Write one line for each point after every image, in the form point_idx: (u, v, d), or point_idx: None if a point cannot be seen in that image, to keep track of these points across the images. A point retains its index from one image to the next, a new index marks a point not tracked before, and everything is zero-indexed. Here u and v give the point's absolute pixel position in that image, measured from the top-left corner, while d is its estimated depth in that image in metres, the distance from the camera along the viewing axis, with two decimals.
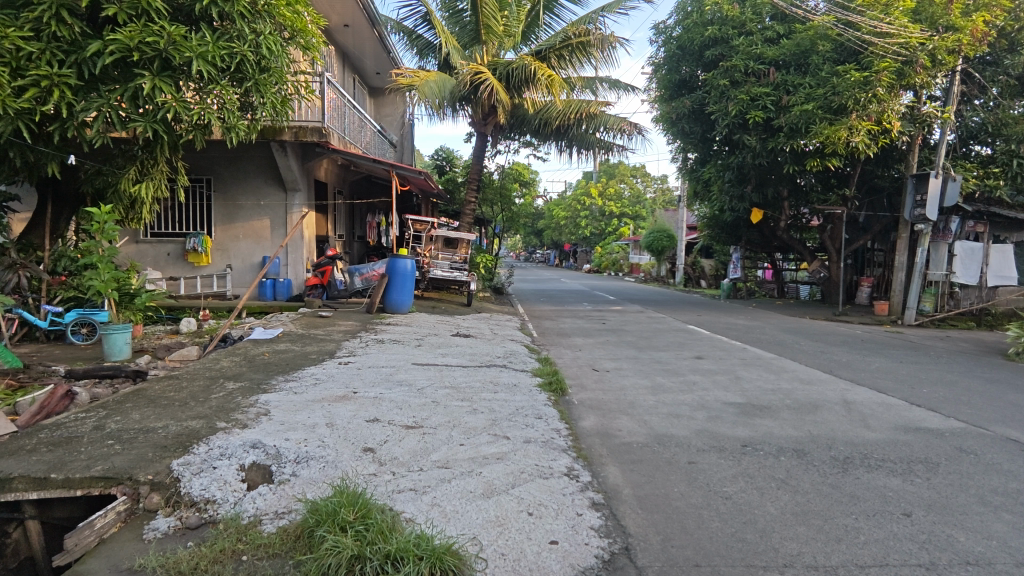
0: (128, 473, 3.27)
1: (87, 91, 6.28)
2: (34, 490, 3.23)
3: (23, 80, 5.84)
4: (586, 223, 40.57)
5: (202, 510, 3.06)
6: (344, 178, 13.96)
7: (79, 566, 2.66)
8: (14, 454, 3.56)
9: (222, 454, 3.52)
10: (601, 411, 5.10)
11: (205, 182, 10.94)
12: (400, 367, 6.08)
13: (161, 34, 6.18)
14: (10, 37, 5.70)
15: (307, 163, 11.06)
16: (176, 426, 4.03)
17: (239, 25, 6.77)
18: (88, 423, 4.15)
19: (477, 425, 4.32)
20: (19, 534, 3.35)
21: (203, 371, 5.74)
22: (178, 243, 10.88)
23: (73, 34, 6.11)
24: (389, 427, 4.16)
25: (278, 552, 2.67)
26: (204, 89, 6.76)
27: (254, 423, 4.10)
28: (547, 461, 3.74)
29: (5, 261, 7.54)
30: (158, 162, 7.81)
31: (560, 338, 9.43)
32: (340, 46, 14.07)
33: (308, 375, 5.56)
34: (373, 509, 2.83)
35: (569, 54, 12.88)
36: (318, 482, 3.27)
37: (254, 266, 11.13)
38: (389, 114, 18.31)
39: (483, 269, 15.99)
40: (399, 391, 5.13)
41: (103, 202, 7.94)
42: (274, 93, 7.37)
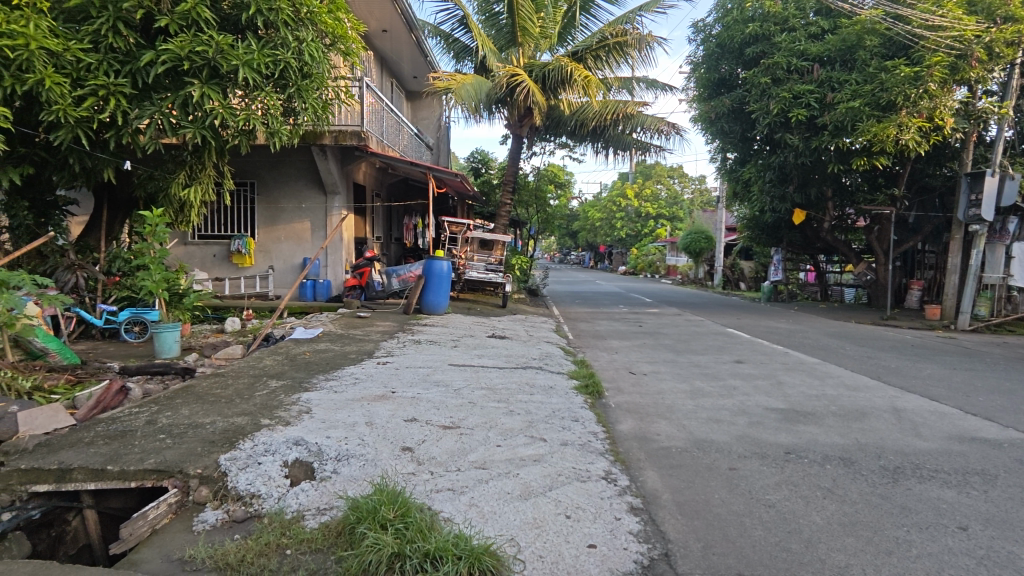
0: (179, 467, 3.39)
1: (141, 100, 6.57)
2: (92, 481, 3.39)
3: (82, 90, 6.14)
4: (621, 225, 40.14)
5: (248, 504, 3.15)
6: (382, 181, 14.19)
7: (134, 555, 2.78)
8: (73, 446, 3.74)
9: (266, 450, 3.62)
10: (638, 414, 5.04)
11: (249, 185, 11.26)
12: (437, 367, 6.15)
13: (210, 43, 6.42)
14: (71, 49, 6.01)
15: (346, 167, 11.30)
16: (223, 422, 4.17)
17: (284, 32, 6.95)
18: (141, 417, 4.33)
19: (514, 426, 4.34)
20: (78, 522, 3.53)
21: (248, 369, 5.92)
22: (223, 245, 11.26)
23: (128, 45, 6.39)
24: (426, 427, 4.20)
25: (320, 548, 2.73)
26: (249, 95, 6.97)
27: (296, 421, 4.20)
28: (584, 464, 3.73)
29: (63, 262, 7.91)
30: (205, 167, 8.12)
31: (595, 340, 9.36)
32: (378, 51, 14.31)
33: (347, 375, 5.67)
34: (412, 507, 2.86)
35: (605, 55, 12.84)
36: (358, 480, 3.33)
37: (295, 267, 11.40)
38: (425, 118, 18.52)
39: (518, 271, 16.05)
40: (436, 392, 5.18)
41: (155, 206, 8.28)
42: (315, 98, 7.56)
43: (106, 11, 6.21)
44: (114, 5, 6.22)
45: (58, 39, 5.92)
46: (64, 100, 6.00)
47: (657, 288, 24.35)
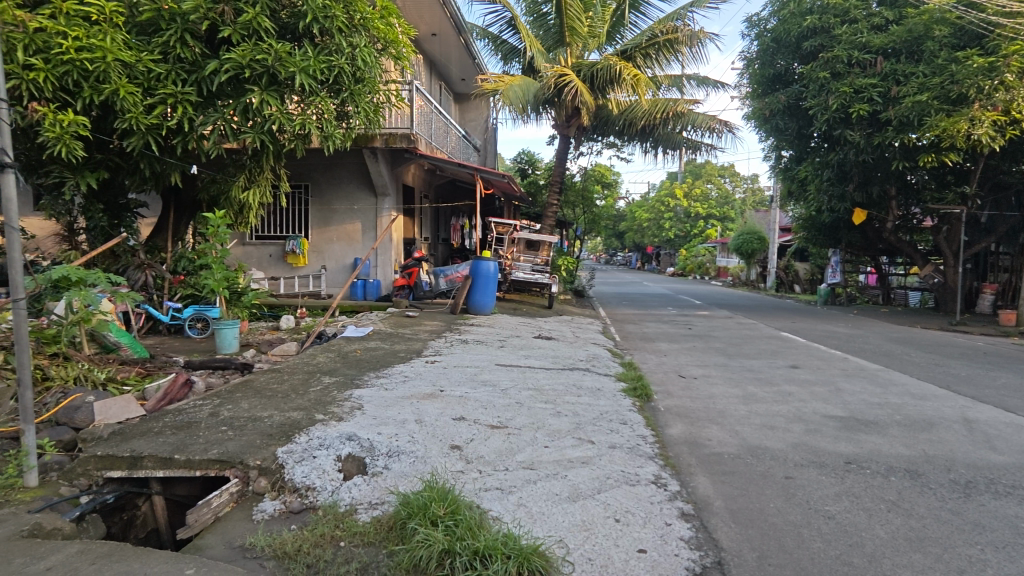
0: (240, 457, 3.54)
1: (205, 107, 6.89)
2: (161, 469, 3.58)
3: (152, 99, 6.49)
4: (670, 225, 39.38)
5: (304, 496, 3.26)
6: (430, 182, 14.41)
7: (199, 540, 2.91)
8: (144, 435, 3.96)
9: (321, 444, 3.72)
10: (689, 419, 4.93)
11: (303, 187, 11.62)
12: (484, 367, 6.20)
13: (269, 51, 6.68)
14: (143, 61, 6.36)
15: (396, 169, 11.56)
16: (279, 416, 4.32)
17: (338, 39, 7.16)
18: (205, 409, 4.55)
19: (561, 428, 4.32)
20: (147, 507, 3.74)
21: (302, 365, 6.12)
22: (279, 245, 11.68)
23: (195, 55, 6.71)
24: (474, 426, 4.23)
25: (372, 541, 2.79)
26: (306, 100, 7.22)
27: (349, 417, 4.31)
28: (633, 467, 3.68)
29: (134, 261, 8.37)
30: (263, 170, 8.45)
31: (643, 342, 9.22)
32: (428, 55, 14.54)
33: (396, 373, 5.78)
34: (462, 505, 2.89)
35: (655, 53, 12.65)
36: (409, 476, 3.39)
37: (346, 267, 11.71)
38: (473, 119, 18.66)
39: (564, 272, 15.99)
40: (483, 391, 5.22)
41: (217, 208, 8.68)
42: (367, 102, 7.76)
43: (175, 23, 6.53)
44: (182, 17, 6.54)
45: (131, 51, 6.27)
46: (136, 108, 6.35)
47: (689, 288, 24.68)
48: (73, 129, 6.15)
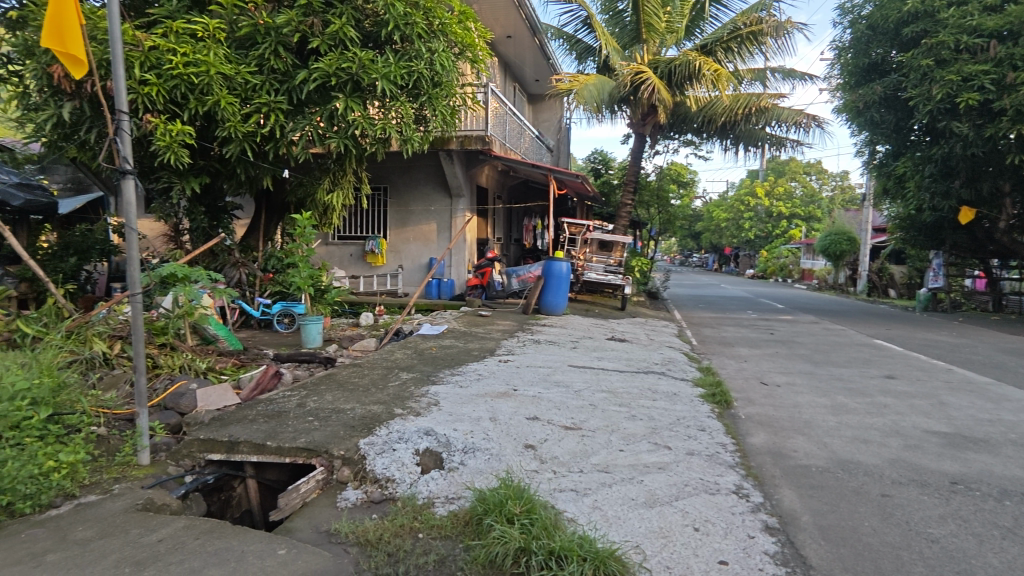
0: (325, 447, 3.72)
1: (295, 115, 7.30)
2: (254, 454, 3.83)
3: (249, 108, 6.93)
4: (750, 225, 37.74)
5: (384, 487, 3.38)
6: (504, 183, 14.56)
7: (289, 523, 3.09)
8: (240, 422, 4.25)
9: (400, 437, 3.83)
10: (772, 428, 4.70)
11: (382, 190, 12.05)
12: (557, 368, 6.19)
13: (354, 59, 6.98)
14: (241, 73, 6.81)
15: (470, 170, 11.77)
16: (361, 409, 4.51)
17: (418, 44, 7.38)
18: (293, 400, 4.82)
19: (637, 432, 4.24)
20: (242, 489, 4.01)
21: (381, 361, 6.35)
22: (359, 245, 12.17)
23: (286, 66, 7.12)
24: (548, 426, 4.24)
25: (449, 535, 2.85)
26: (387, 105, 7.51)
27: (425, 412, 4.43)
28: (712, 476, 3.55)
29: (230, 259, 8.98)
30: (346, 173, 8.86)
31: (721, 347, 8.89)
32: (503, 57, 14.70)
33: (471, 371, 5.88)
34: (537, 504, 2.90)
35: (737, 46, 12.18)
36: (485, 473, 3.44)
37: (422, 267, 12.04)
38: (546, 120, 18.68)
39: (638, 273, 15.71)
40: (557, 392, 5.21)
41: (304, 209, 9.15)
42: (444, 106, 7.98)
43: (270, 37, 6.96)
44: (276, 31, 6.95)
45: (231, 64, 6.74)
46: (235, 117, 6.80)
47: (762, 288, 25.66)
48: (180, 138, 6.68)
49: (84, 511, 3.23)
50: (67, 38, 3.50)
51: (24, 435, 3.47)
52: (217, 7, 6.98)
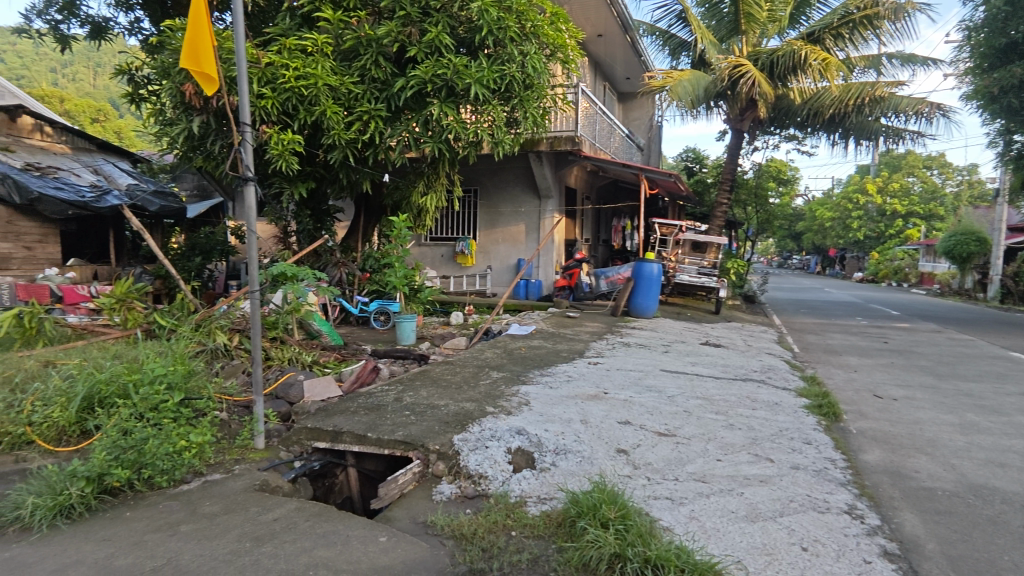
0: (421, 441, 3.85)
1: (393, 122, 7.63)
2: (356, 444, 4.04)
3: (351, 116, 7.32)
4: (859, 224, 34.96)
5: (477, 483, 3.46)
6: (592, 184, 14.43)
7: (388, 512, 3.23)
8: (343, 413, 4.50)
9: (492, 435, 3.90)
10: (889, 446, 4.32)
11: (473, 192, 12.33)
12: (649, 372, 6.05)
13: (449, 65, 7.19)
14: (345, 83, 7.20)
15: (559, 171, 11.76)
16: (454, 406, 4.63)
17: (511, 48, 7.49)
18: (390, 394, 5.04)
19: (736, 442, 4.05)
20: (343, 476, 4.26)
21: (472, 359, 6.50)
22: (450, 246, 12.52)
23: (386, 75, 7.45)
24: (641, 431, 4.16)
25: (542, 535, 2.87)
26: (479, 109, 7.70)
27: (517, 411, 4.48)
28: (821, 493, 3.31)
29: (332, 260, 9.55)
30: (439, 176, 9.16)
31: (828, 355, 8.29)
32: (593, 56, 14.60)
33: (561, 372, 5.88)
34: (632, 510, 2.84)
35: (849, 32, 11.34)
36: (577, 475, 3.43)
37: (510, 267, 12.18)
38: (637, 118, 18.32)
39: (733, 275, 15.02)
40: (649, 396, 5.09)
41: (400, 211, 9.55)
42: (535, 107, 8.06)
43: (371, 48, 7.29)
44: (377, 42, 7.27)
45: (336, 76, 7.16)
46: (339, 126, 7.21)
47: (869, 290, 26.19)
48: (291, 146, 7.16)
49: (211, 488, 3.55)
50: (201, 57, 3.87)
51: (162, 416, 3.88)
52: (325, 23, 7.43)
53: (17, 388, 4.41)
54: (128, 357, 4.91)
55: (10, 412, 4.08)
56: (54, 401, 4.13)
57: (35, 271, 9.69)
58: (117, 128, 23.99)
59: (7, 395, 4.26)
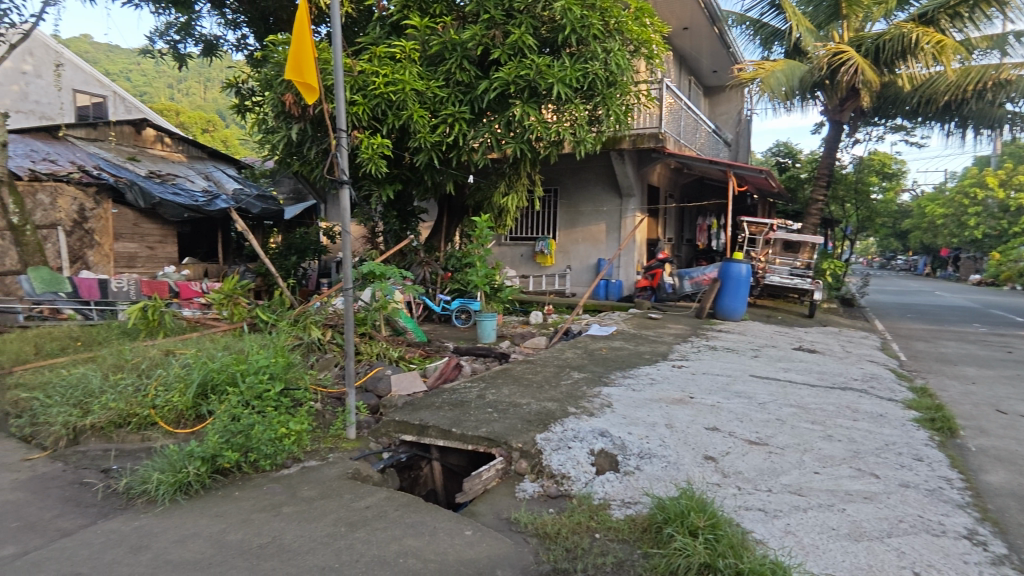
0: (504, 438, 3.89)
1: (476, 123, 7.78)
2: (441, 438, 4.15)
3: (436, 119, 7.52)
4: (977, 222, 31.74)
5: (560, 483, 3.46)
6: (676, 182, 14.05)
7: (472, 507, 3.30)
8: (428, 408, 4.64)
9: (575, 435, 3.88)
10: (1015, 467, 3.89)
11: (554, 191, 12.33)
12: (737, 377, 5.79)
13: (532, 66, 7.24)
14: (431, 88, 7.40)
15: (642, 169, 11.51)
16: (536, 405, 4.64)
17: (593, 45, 7.45)
18: (474, 391, 5.14)
19: (836, 455, 3.79)
20: (427, 469, 4.39)
21: (553, 359, 6.50)
22: (530, 246, 12.58)
23: (469, 78, 7.59)
24: (730, 439, 3.99)
25: (626, 539, 2.82)
26: (561, 108, 7.71)
27: (600, 413, 4.43)
28: (936, 515, 3.04)
29: (417, 259, 9.88)
30: (520, 176, 9.24)
31: (940, 365, 7.59)
32: (678, 50, 14.20)
33: (644, 374, 5.75)
34: (723, 520, 2.74)
35: (969, 10, 10.31)
36: (663, 481, 3.35)
37: (590, 267, 12.07)
38: (724, 112, 17.60)
39: (830, 276, 14.11)
40: (738, 402, 4.88)
41: (482, 212, 9.71)
42: (618, 105, 7.96)
43: (456, 52, 7.46)
44: (462, 47, 7.43)
45: (423, 81, 7.36)
46: (425, 129, 7.42)
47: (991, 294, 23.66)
48: (380, 150, 7.46)
49: (309, 473, 3.77)
50: (304, 69, 4.11)
51: (265, 404, 4.18)
52: (412, 30, 7.68)
53: (143, 373, 4.90)
54: (236, 348, 5.32)
55: (137, 395, 4.50)
56: (174, 386, 4.54)
57: (156, 269, 10.76)
58: (224, 138, 26.04)
59: (134, 379, 4.74)
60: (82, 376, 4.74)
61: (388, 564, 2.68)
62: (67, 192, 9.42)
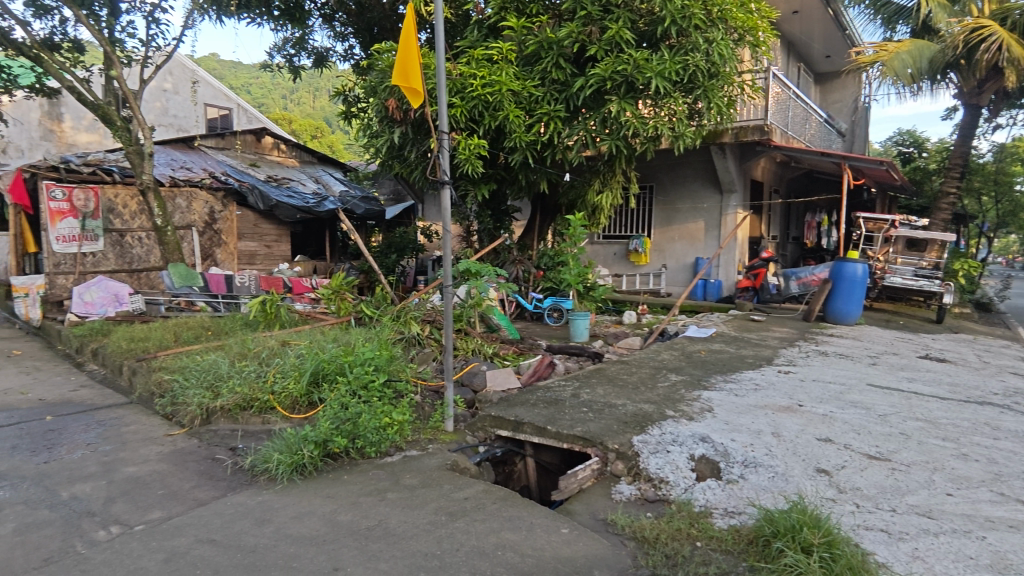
0: (599, 438, 3.85)
1: (571, 121, 7.74)
2: (536, 435, 4.17)
3: (532, 119, 7.57)
4: None
5: (658, 487, 3.38)
6: (782, 176, 13.25)
7: (568, 506, 3.30)
8: (523, 404, 4.69)
9: (674, 439, 3.77)
10: None
11: (649, 188, 12.04)
12: (853, 386, 5.35)
13: (629, 60, 7.10)
14: (527, 88, 7.46)
15: (745, 164, 10.95)
16: (632, 406, 4.56)
17: (695, 36, 7.19)
18: (568, 389, 5.13)
19: (973, 476, 3.41)
20: (521, 465, 4.44)
21: (648, 360, 6.35)
22: (624, 244, 12.36)
23: (565, 76, 7.57)
24: (846, 452, 3.70)
25: (731, 550, 2.70)
26: (660, 103, 7.50)
27: (700, 417, 4.27)
28: None
29: (510, 257, 10.03)
30: (615, 174, 9.12)
31: None
32: (786, 36, 13.40)
33: (746, 379, 5.46)
34: (840, 538, 2.55)
35: None
36: (771, 492, 3.17)
37: (687, 266, 11.65)
38: (838, 100, 16.37)
39: (963, 278, 12.70)
40: (854, 413, 4.52)
41: (575, 210, 9.67)
42: (720, 96, 7.64)
43: (552, 51, 7.46)
44: (558, 45, 7.42)
45: (518, 81, 7.44)
46: (520, 129, 7.49)
47: None
48: (476, 151, 7.61)
49: (410, 463, 3.94)
50: (409, 75, 4.29)
51: (371, 394, 4.42)
52: (509, 31, 7.76)
53: (263, 362, 5.33)
54: (343, 341, 5.66)
55: (259, 381, 4.92)
56: (289, 374, 4.92)
57: (272, 266, 11.67)
58: (330, 144, 27.80)
59: (256, 367, 5.17)
60: (213, 363, 5.24)
61: (487, 555, 2.75)
62: (200, 197, 10.42)
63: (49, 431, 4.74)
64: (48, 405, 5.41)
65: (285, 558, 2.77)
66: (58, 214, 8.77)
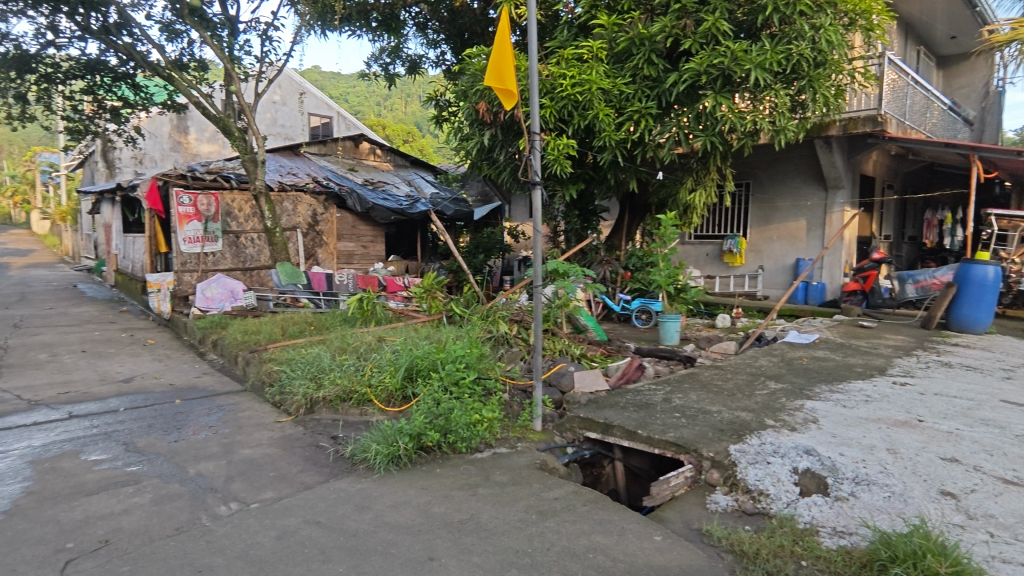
0: (694, 445, 3.71)
1: (663, 118, 7.53)
2: (626, 439, 4.09)
3: (622, 117, 7.43)
4: None
5: (757, 500, 3.22)
6: (897, 170, 12.19)
7: (660, 513, 3.21)
8: (612, 407, 4.62)
9: (775, 450, 3.57)
10: None
11: (746, 185, 11.47)
12: (983, 401, 4.82)
13: (726, 52, 6.79)
14: (618, 85, 7.35)
15: (854, 158, 10.16)
16: (729, 414, 4.36)
17: (799, 23, 6.77)
18: (659, 393, 5.00)
19: None
20: (609, 468, 4.40)
21: (745, 366, 6.05)
22: (717, 244, 11.85)
23: (657, 72, 7.38)
24: (976, 474, 3.34)
25: (841, 572, 2.52)
26: (759, 95, 7.16)
27: (803, 428, 4.01)
28: None
29: (597, 258, 9.95)
30: (709, 171, 8.76)
31: None
32: (904, 18, 12.34)
33: (856, 390, 5.06)
34: (971, 569, 2.31)
35: None
36: (887, 513, 2.92)
37: (788, 268, 11.00)
38: (965, 85, 14.86)
39: None
40: (985, 432, 4.07)
41: (666, 209, 9.42)
42: (827, 86, 7.16)
43: (644, 47, 7.29)
44: (650, 40, 7.24)
45: (609, 79, 7.34)
46: (610, 127, 7.38)
47: None
48: (565, 150, 7.58)
49: (499, 460, 4.00)
50: (503, 76, 4.36)
51: (462, 391, 4.53)
52: (599, 29, 7.65)
53: (361, 356, 5.61)
54: (435, 338, 5.84)
55: (357, 374, 5.17)
56: (385, 368, 5.13)
57: (367, 266, 12.27)
58: (421, 147, 28.70)
59: (355, 360, 5.45)
60: (317, 355, 5.59)
61: (579, 557, 2.73)
62: (305, 200, 11.15)
63: (178, 412, 5.26)
64: (177, 389, 6.00)
65: (384, 544, 2.90)
66: (184, 217, 9.69)
